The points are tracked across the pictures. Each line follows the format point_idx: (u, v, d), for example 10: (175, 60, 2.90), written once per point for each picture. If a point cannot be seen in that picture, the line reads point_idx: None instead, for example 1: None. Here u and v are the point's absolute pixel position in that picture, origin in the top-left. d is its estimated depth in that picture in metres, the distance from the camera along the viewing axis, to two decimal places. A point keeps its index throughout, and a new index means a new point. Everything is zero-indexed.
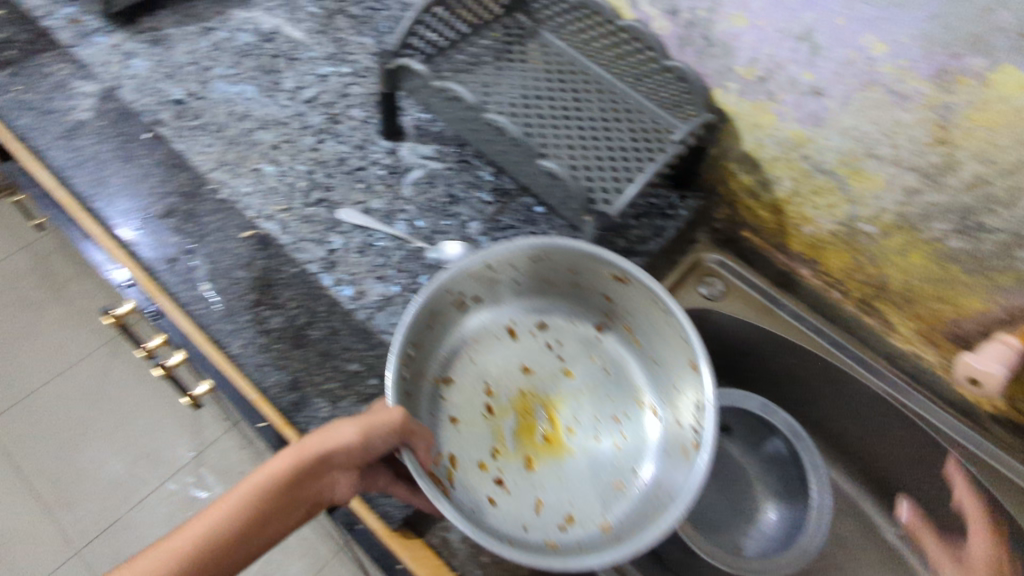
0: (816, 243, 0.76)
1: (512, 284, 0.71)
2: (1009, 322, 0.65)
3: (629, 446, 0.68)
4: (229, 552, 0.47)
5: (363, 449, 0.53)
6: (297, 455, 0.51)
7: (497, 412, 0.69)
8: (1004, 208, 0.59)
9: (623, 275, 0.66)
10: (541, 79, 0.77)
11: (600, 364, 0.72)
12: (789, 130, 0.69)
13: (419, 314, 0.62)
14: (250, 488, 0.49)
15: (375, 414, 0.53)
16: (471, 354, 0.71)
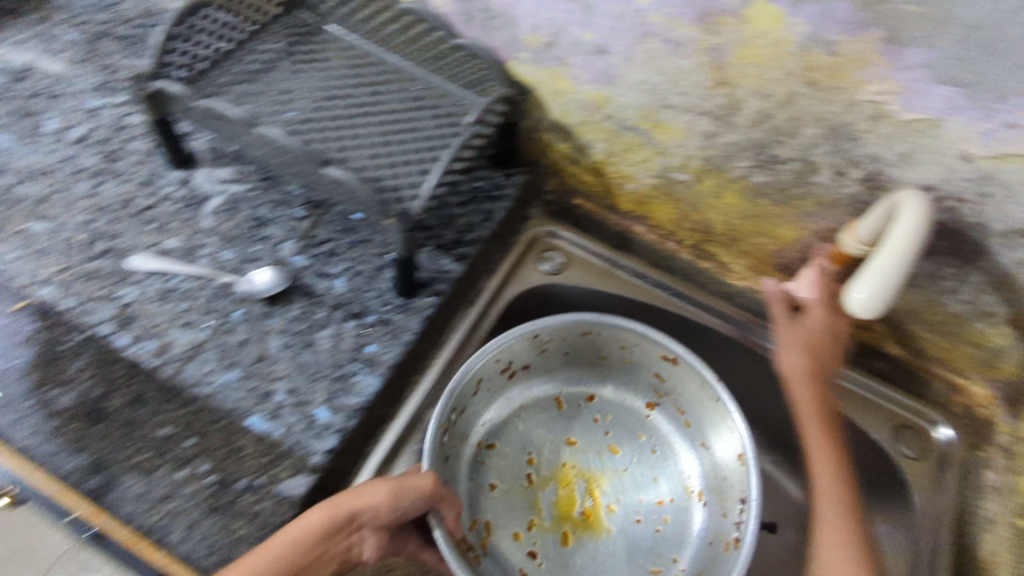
0: (642, 200, 0.76)
1: (566, 354, 0.76)
2: (821, 245, 0.68)
3: (676, 514, 0.72)
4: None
5: (390, 511, 0.54)
6: (323, 511, 0.52)
7: (543, 484, 0.72)
8: (790, 139, 0.61)
9: (673, 357, 0.70)
10: (329, 78, 0.72)
11: (647, 443, 0.76)
12: (587, 92, 0.68)
13: (466, 381, 0.66)
14: (275, 549, 0.51)
15: (404, 478, 0.55)
16: (517, 419, 0.76)
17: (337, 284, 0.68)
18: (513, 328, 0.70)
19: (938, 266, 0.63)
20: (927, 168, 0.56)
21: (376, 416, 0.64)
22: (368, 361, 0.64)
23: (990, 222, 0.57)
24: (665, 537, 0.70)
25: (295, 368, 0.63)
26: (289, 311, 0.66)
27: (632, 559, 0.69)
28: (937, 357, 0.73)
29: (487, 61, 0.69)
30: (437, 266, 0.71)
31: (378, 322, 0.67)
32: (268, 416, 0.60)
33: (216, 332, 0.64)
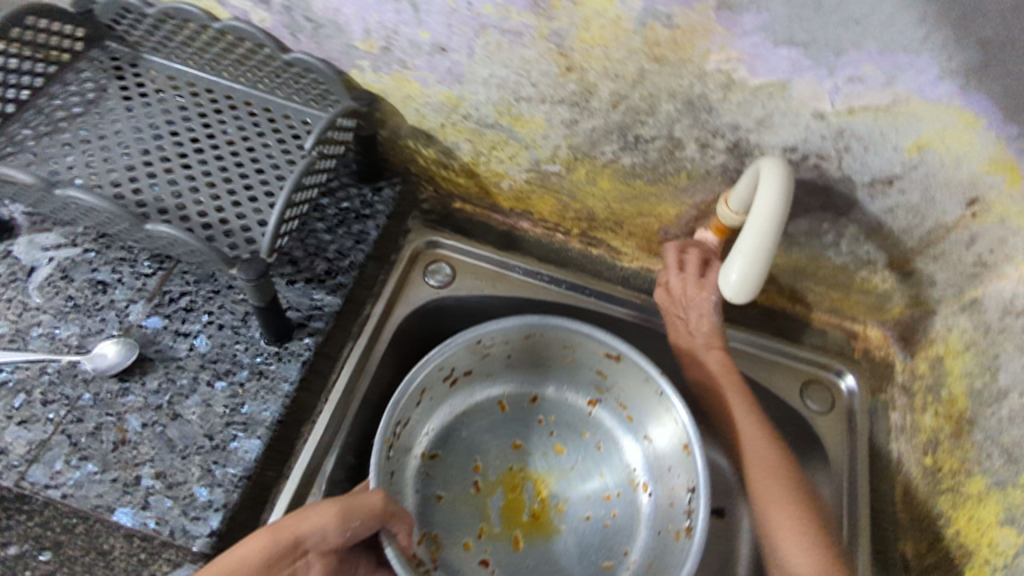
0: (520, 195, 0.73)
1: (506, 357, 0.72)
2: (702, 217, 0.67)
3: (625, 503, 0.71)
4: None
5: (340, 535, 0.52)
6: (268, 537, 0.49)
7: (489, 489, 0.70)
8: (649, 118, 0.58)
9: (616, 353, 0.67)
10: (152, 116, 0.64)
11: (592, 439, 0.74)
12: (438, 93, 0.64)
13: (412, 389, 0.64)
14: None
15: (354, 500, 0.53)
16: (461, 424, 0.73)
17: (199, 343, 0.62)
18: (459, 336, 0.66)
19: (814, 223, 0.63)
20: (785, 130, 0.55)
21: (264, 479, 0.59)
22: (245, 423, 0.58)
23: (852, 174, 0.57)
24: (615, 532, 0.69)
25: (161, 447, 0.56)
26: (146, 383, 0.59)
27: (582, 557, 0.67)
28: (830, 307, 0.73)
29: (324, 73, 0.63)
30: (310, 302, 0.66)
31: (252, 377, 0.61)
32: (136, 509, 0.53)
33: (62, 423, 0.56)
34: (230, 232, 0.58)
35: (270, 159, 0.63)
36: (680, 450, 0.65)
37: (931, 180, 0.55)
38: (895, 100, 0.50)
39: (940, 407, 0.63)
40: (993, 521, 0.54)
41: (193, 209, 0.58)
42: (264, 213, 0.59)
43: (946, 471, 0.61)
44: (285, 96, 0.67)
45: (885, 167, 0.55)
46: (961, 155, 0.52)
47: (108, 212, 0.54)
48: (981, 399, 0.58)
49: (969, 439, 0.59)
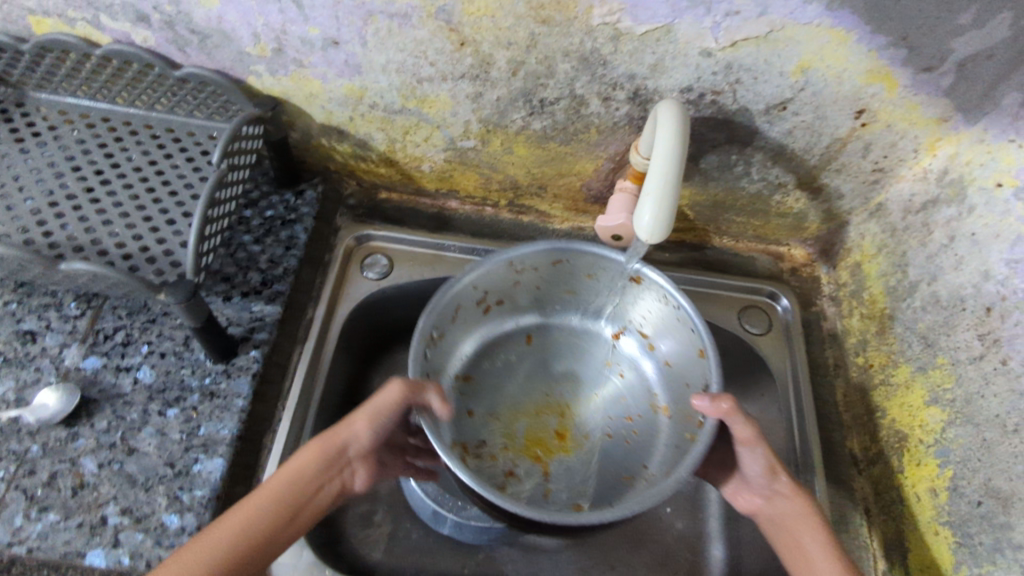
0: (442, 176, 0.74)
1: (534, 288, 0.71)
2: (618, 168, 0.69)
3: (642, 414, 0.70)
4: (250, 554, 0.49)
5: (372, 437, 0.55)
6: (315, 451, 0.53)
7: (516, 412, 0.70)
8: (549, 80, 0.59)
9: (635, 275, 0.64)
10: (49, 153, 0.62)
11: (616, 369, 0.73)
12: (339, 87, 0.63)
13: (445, 300, 0.63)
14: (276, 490, 0.51)
15: (373, 401, 0.54)
16: (493, 352, 0.73)
17: (143, 375, 0.61)
18: (484, 262, 0.63)
19: (723, 156, 0.65)
20: (678, 72, 0.57)
21: (234, 496, 0.59)
22: (204, 445, 0.58)
23: (748, 104, 0.59)
24: (633, 450, 0.68)
25: (122, 484, 0.56)
26: (95, 424, 0.58)
27: (602, 473, 0.67)
28: (755, 236, 0.76)
29: (219, 84, 0.62)
30: (250, 315, 0.65)
31: (204, 399, 0.61)
32: (107, 548, 0.53)
33: (14, 479, 0.55)
34: (152, 257, 0.57)
35: (182, 179, 0.62)
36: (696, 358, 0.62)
37: (820, 99, 0.58)
38: (772, 28, 0.52)
39: (864, 309, 0.67)
40: (922, 404, 0.58)
41: (110, 242, 0.57)
42: (184, 234, 0.59)
43: (876, 366, 0.64)
44: (187, 113, 0.66)
45: (777, 93, 0.58)
46: (841, 71, 0.55)
47: (18, 258, 0.52)
48: (897, 295, 0.62)
49: (892, 333, 0.62)
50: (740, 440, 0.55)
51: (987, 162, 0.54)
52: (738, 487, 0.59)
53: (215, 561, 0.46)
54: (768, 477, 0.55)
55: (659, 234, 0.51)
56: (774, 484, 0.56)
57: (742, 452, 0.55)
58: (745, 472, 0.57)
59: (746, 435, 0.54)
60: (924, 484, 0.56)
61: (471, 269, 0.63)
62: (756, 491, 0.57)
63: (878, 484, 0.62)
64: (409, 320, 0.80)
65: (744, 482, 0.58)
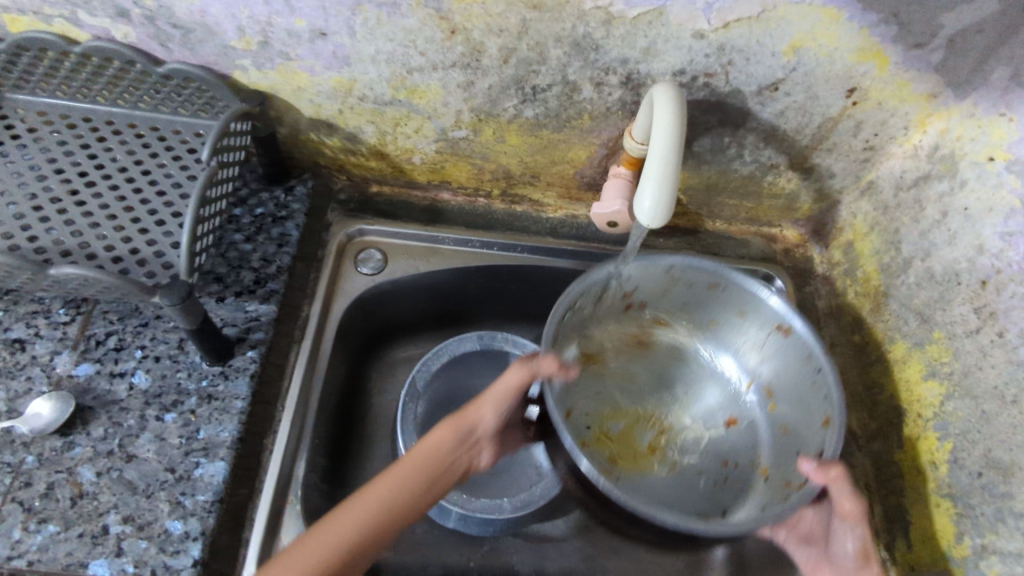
0: (434, 167, 0.73)
1: (679, 302, 0.71)
2: (612, 154, 0.68)
3: (742, 440, 0.69)
4: (393, 518, 0.51)
5: (497, 418, 0.59)
6: (449, 428, 0.57)
7: (615, 424, 0.69)
8: (541, 66, 0.59)
9: (786, 327, 0.64)
10: (31, 156, 0.60)
11: (726, 424, 0.71)
12: (328, 80, 0.62)
13: (625, 269, 0.64)
14: (414, 466, 0.54)
15: (498, 386, 0.60)
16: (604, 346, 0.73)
17: (138, 380, 0.60)
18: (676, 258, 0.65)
19: (716, 139, 0.65)
20: (670, 55, 0.57)
21: (237, 499, 0.59)
22: (205, 448, 0.58)
23: (740, 86, 0.59)
24: (730, 487, 0.66)
25: (122, 491, 0.55)
26: (91, 432, 0.57)
27: (680, 495, 0.66)
28: (747, 217, 0.77)
29: (204, 79, 0.61)
30: (245, 315, 0.64)
31: (202, 402, 0.60)
32: (110, 557, 0.52)
33: (10, 491, 0.54)
34: (143, 259, 0.56)
35: (169, 178, 0.61)
36: (818, 423, 0.61)
37: (811, 78, 0.58)
38: (764, 8, 0.52)
39: (859, 286, 0.68)
40: (919, 378, 0.59)
41: (98, 245, 0.56)
42: (175, 234, 0.57)
43: (873, 343, 0.65)
44: (170, 111, 0.64)
45: (769, 74, 0.58)
46: (833, 49, 0.55)
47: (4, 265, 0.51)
48: (891, 272, 0.63)
49: (887, 309, 0.63)
50: (840, 510, 0.55)
51: (977, 137, 0.55)
52: (819, 566, 0.58)
53: (353, 528, 0.49)
54: (858, 560, 0.55)
55: (661, 217, 0.51)
56: (858, 568, 0.55)
57: (838, 525, 0.56)
58: (832, 550, 0.57)
59: (850, 509, 0.55)
60: (924, 458, 0.57)
61: (637, 262, 0.65)
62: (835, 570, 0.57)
63: (878, 460, 0.63)
64: (405, 316, 0.79)
65: (826, 560, 0.58)
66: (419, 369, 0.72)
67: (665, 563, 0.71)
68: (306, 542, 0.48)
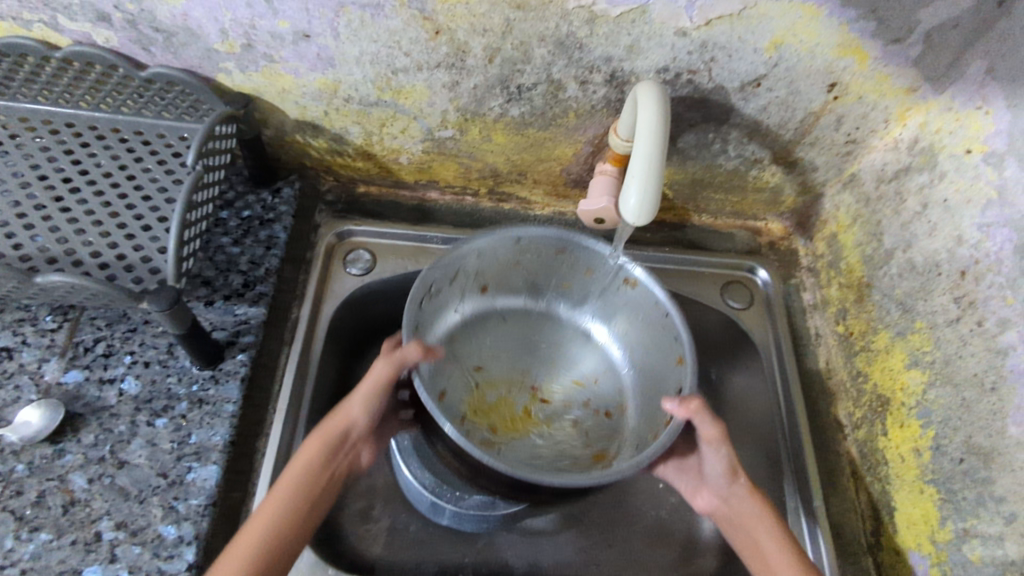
0: (421, 167, 0.73)
1: (526, 276, 0.72)
2: (598, 151, 0.69)
3: (608, 390, 0.70)
4: (303, 520, 0.54)
5: (370, 417, 0.60)
6: (319, 439, 0.58)
7: (490, 393, 0.68)
8: (526, 66, 0.59)
9: (632, 280, 0.65)
10: (13, 162, 0.60)
11: (592, 381, 0.71)
12: (313, 81, 0.62)
13: (491, 239, 0.64)
14: (307, 454, 0.57)
15: (365, 385, 0.59)
16: (467, 347, 0.70)
17: (128, 386, 0.60)
18: (523, 228, 0.64)
19: (700, 135, 0.66)
20: (654, 53, 0.57)
21: (231, 502, 0.59)
22: (197, 452, 0.58)
23: (723, 82, 0.60)
24: (597, 429, 0.67)
25: (114, 498, 0.55)
26: (81, 439, 0.57)
27: (557, 446, 0.65)
28: (733, 212, 0.77)
29: (188, 83, 0.62)
30: (234, 318, 0.64)
31: (193, 406, 0.60)
32: (104, 564, 0.52)
33: (2, 500, 0.54)
34: (130, 265, 0.56)
35: (155, 182, 0.60)
36: (672, 363, 0.63)
37: (793, 74, 0.58)
38: (745, 6, 0.53)
39: (842, 278, 0.69)
40: (901, 368, 0.60)
41: (84, 251, 0.56)
42: (161, 239, 0.57)
43: (857, 334, 0.66)
44: (155, 115, 0.64)
45: (751, 70, 0.58)
46: (813, 45, 0.55)
47: None
48: (874, 264, 0.64)
49: (870, 301, 0.64)
50: (704, 437, 0.58)
51: (955, 130, 0.56)
52: (697, 488, 0.61)
53: (263, 546, 0.51)
54: (728, 477, 0.58)
55: (646, 215, 0.51)
56: (728, 484, 0.59)
57: (706, 450, 0.59)
58: (704, 472, 0.60)
59: (713, 433, 0.57)
60: (907, 445, 0.58)
61: (486, 237, 0.64)
62: (713, 494, 0.60)
63: (863, 448, 0.64)
64: (396, 315, 0.79)
65: (703, 484, 0.61)
66: None
67: (657, 554, 0.71)
68: (240, 539, 0.51)
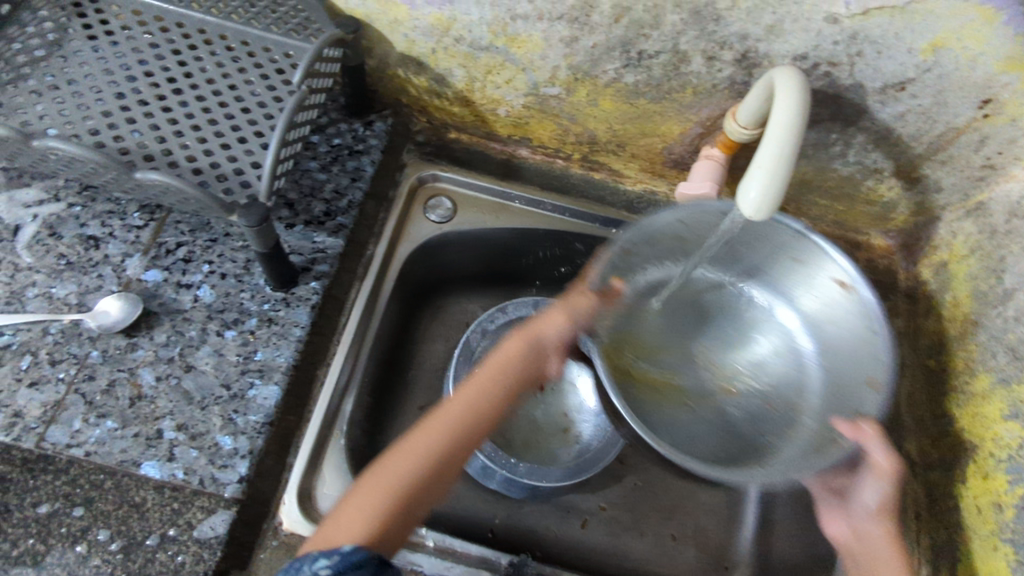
0: (517, 122, 0.71)
1: (734, 256, 0.66)
2: (707, 134, 0.65)
3: (787, 378, 0.65)
4: (462, 449, 0.51)
5: (567, 329, 0.58)
6: (521, 337, 0.57)
7: (649, 355, 0.67)
8: (653, 31, 0.55)
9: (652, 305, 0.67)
10: (125, 53, 0.60)
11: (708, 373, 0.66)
12: (427, 16, 0.60)
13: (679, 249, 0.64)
14: (492, 373, 0.55)
15: (566, 301, 0.59)
16: (652, 309, 0.68)
17: (203, 294, 0.60)
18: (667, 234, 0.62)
19: (822, 133, 0.61)
20: (796, 37, 0.53)
21: (286, 424, 0.60)
22: (260, 369, 0.58)
23: (864, 81, 0.55)
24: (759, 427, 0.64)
25: (178, 400, 0.56)
26: (154, 337, 0.58)
27: (670, 428, 0.63)
28: (835, 220, 0.73)
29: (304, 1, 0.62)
30: (312, 245, 0.64)
31: (262, 324, 0.60)
32: (161, 461, 0.53)
33: (74, 382, 0.55)
34: (223, 175, 0.55)
35: (255, 96, 0.60)
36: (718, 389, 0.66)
37: (945, 82, 0.53)
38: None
39: (944, 310, 0.64)
40: (997, 417, 0.56)
41: (181, 154, 0.56)
42: (256, 153, 0.57)
43: (950, 371, 0.62)
44: (262, 27, 0.63)
45: (899, 72, 0.53)
46: (978, 53, 0.50)
47: (92, 162, 0.51)
48: (985, 301, 0.59)
49: (974, 339, 0.60)
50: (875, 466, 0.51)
51: None
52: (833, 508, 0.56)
53: (421, 464, 0.49)
54: (874, 514, 0.53)
55: (764, 212, 0.48)
56: (873, 521, 0.53)
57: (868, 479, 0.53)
58: (852, 497, 0.55)
59: (887, 466, 0.51)
60: (988, 497, 0.55)
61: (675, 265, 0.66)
62: (857, 522, 0.54)
63: (935, 493, 0.61)
64: (469, 265, 0.79)
65: (842, 509, 0.56)
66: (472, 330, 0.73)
67: (686, 553, 0.70)
68: (387, 465, 0.48)
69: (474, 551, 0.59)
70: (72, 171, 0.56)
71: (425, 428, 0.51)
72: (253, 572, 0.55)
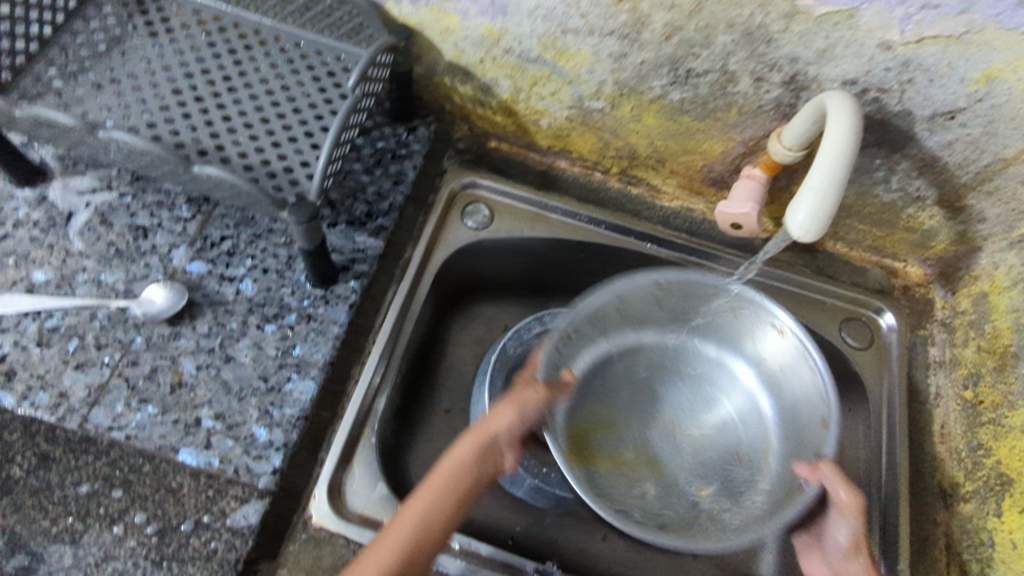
0: (558, 133, 0.71)
1: (676, 313, 0.70)
2: (749, 154, 0.65)
3: (754, 436, 0.69)
4: (419, 552, 0.50)
5: (519, 426, 0.54)
6: (471, 441, 0.54)
7: (606, 434, 0.69)
8: (703, 50, 0.56)
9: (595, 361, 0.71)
10: (183, 51, 0.62)
11: (672, 423, 0.71)
12: (479, 26, 0.61)
13: (618, 309, 0.69)
14: (441, 480, 0.52)
15: (519, 396, 0.56)
16: (617, 371, 0.73)
17: (245, 288, 0.62)
18: (603, 308, 0.68)
19: (867, 158, 0.61)
20: (846, 62, 0.53)
21: (319, 420, 0.60)
22: (298, 364, 0.59)
23: (913, 108, 0.55)
24: (732, 479, 0.67)
25: (217, 389, 0.57)
26: (197, 327, 0.59)
27: (664, 496, 0.66)
28: (872, 246, 0.72)
29: (360, 7, 0.63)
30: (353, 245, 0.65)
31: (300, 320, 0.61)
32: (198, 448, 0.54)
33: (118, 367, 0.57)
34: (273, 172, 0.57)
35: (307, 97, 0.61)
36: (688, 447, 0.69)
37: (996, 113, 0.53)
38: (969, 29, 0.48)
39: (983, 341, 0.64)
40: None
41: (233, 151, 0.57)
42: (306, 153, 0.58)
43: (987, 404, 0.61)
44: (316, 30, 0.64)
45: (949, 101, 0.53)
46: None
47: (151, 153, 0.53)
48: None
49: (1013, 373, 0.59)
50: (838, 503, 0.54)
51: None
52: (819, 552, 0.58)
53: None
54: (848, 552, 0.54)
55: (813, 232, 0.50)
56: (849, 561, 0.54)
57: (836, 518, 0.55)
58: (829, 541, 0.56)
59: (848, 502, 0.53)
60: None
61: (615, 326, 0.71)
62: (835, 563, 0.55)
63: (966, 526, 0.60)
64: (501, 274, 0.79)
65: (824, 550, 0.57)
66: (511, 336, 0.73)
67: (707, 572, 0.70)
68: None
69: (499, 556, 0.59)
70: (129, 162, 0.58)
71: (388, 535, 0.50)
72: (282, 563, 0.55)
